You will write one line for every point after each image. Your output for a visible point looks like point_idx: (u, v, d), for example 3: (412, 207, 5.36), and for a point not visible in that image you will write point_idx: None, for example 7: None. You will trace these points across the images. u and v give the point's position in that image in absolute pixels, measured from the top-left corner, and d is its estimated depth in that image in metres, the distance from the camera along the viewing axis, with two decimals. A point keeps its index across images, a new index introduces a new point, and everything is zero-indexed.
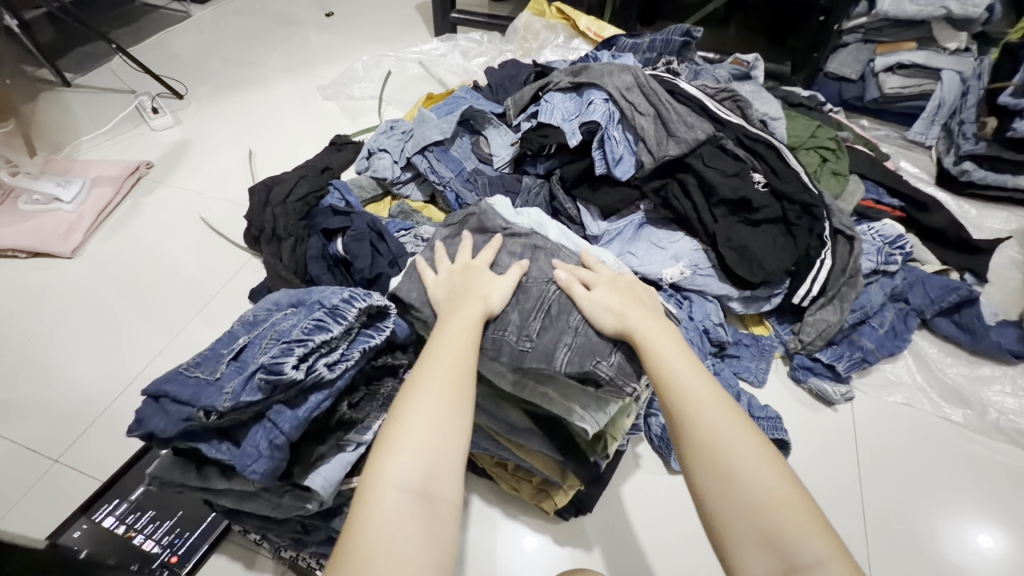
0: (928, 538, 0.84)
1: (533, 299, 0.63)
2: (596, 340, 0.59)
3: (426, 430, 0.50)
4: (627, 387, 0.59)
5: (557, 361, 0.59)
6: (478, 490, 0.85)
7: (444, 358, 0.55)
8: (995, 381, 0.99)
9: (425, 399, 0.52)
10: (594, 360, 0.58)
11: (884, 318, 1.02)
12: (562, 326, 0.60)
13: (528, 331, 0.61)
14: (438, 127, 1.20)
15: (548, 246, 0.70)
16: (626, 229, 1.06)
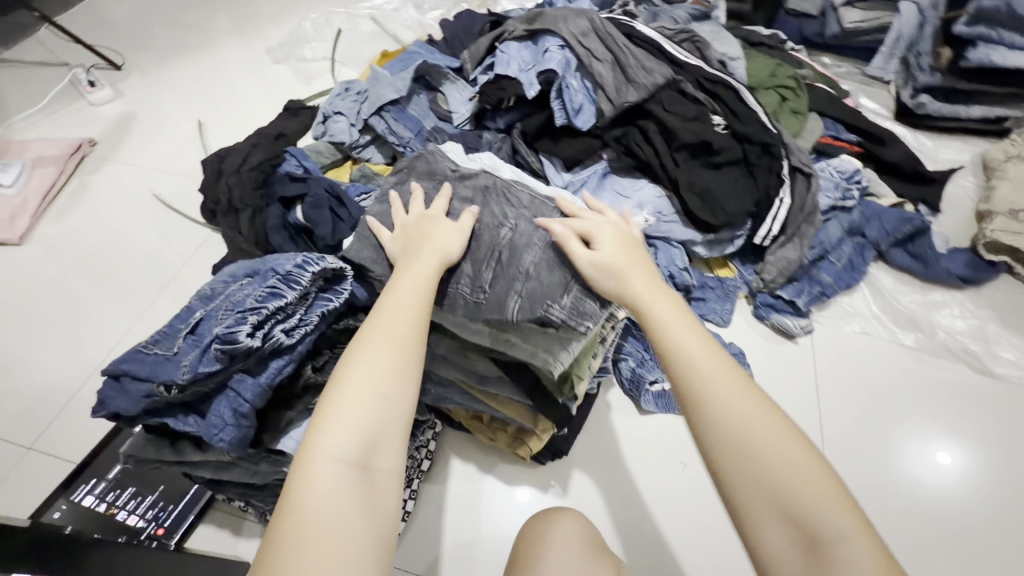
0: (881, 451, 0.91)
1: (486, 247, 0.64)
2: (547, 283, 0.60)
3: (369, 399, 0.50)
4: (581, 327, 0.60)
5: (509, 309, 0.60)
6: (457, 442, 0.88)
7: (391, 323, 0.55)
8: (944, 306, 1.04)
9: (370, 369, 0.52)
10: (547, 306, 0.59)
11: (841, 252, 1.05)
12: (514, 272, 0.61)
13: (481, 282, 0.62)
14: (392, 85, 1.16)
15: (500, 185, 0.69)
16: (590, 180, 1.04)
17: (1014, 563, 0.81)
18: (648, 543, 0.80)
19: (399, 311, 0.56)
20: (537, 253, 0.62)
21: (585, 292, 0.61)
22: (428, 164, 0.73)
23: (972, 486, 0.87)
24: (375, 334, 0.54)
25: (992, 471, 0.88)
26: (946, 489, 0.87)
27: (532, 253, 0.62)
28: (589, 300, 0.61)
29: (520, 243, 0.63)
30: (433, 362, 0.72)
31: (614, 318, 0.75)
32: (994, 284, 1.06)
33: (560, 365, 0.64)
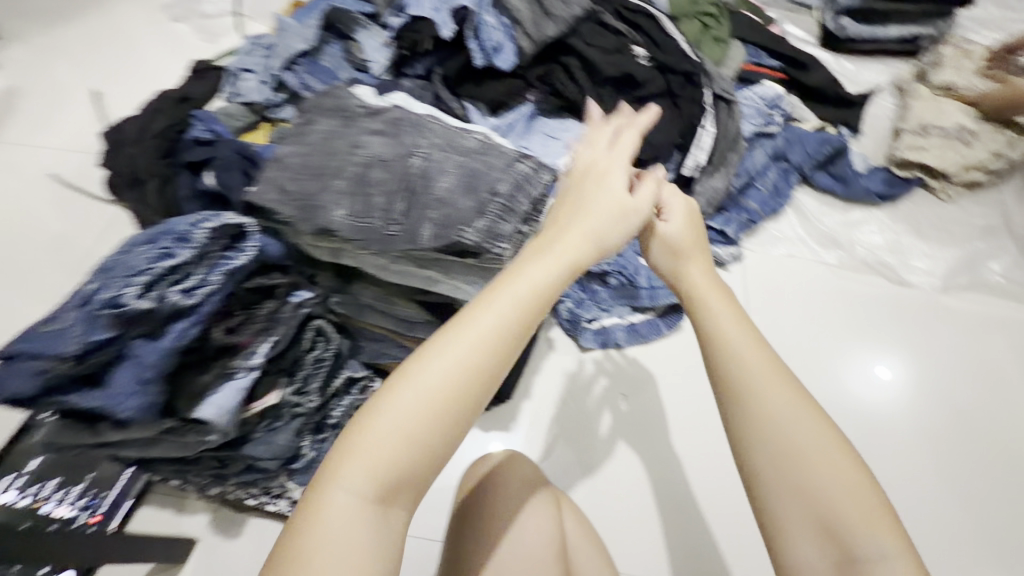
0: (810, 364, 0.96)
1: (397, 179, 0.58)
2: (461, 208, 0.54)
3: (412, 416, 0.41)
4: (496, 251, 0.54)
5: (421, 237, 0.53)
6: None
7: (470, 335, 0.44)
8: (863, 224, 1.09)
9: (432, 379, 0.42)
10: (459, 229, 0.52)
11: (766, 178, 1.07)
12: (425, 201, 0.55)
13: (392, 213, 0.56)
14: (300, 35, 1.08)
15: (413, 120, 0.64)
16: (517, 123, 1.02)
17: (922, 453, 0.89)
18: (594, 471, 0.85)
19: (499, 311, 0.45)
20: (451, 178, 0.56)
21: (503, 211, 0.54)
22: (335, 102, 0.68)
23: (888, 388, 0.94)
24: (465, 330, 0.44)
25: (904, 375, 0.96)
26: (866, 394, 0.94)
27: (445, 179, 0.56)
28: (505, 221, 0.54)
29: (433, 170, 0.58)
30: (359, 310, 0.70)
31: None
32: (907, 199, 1.11)
33: None
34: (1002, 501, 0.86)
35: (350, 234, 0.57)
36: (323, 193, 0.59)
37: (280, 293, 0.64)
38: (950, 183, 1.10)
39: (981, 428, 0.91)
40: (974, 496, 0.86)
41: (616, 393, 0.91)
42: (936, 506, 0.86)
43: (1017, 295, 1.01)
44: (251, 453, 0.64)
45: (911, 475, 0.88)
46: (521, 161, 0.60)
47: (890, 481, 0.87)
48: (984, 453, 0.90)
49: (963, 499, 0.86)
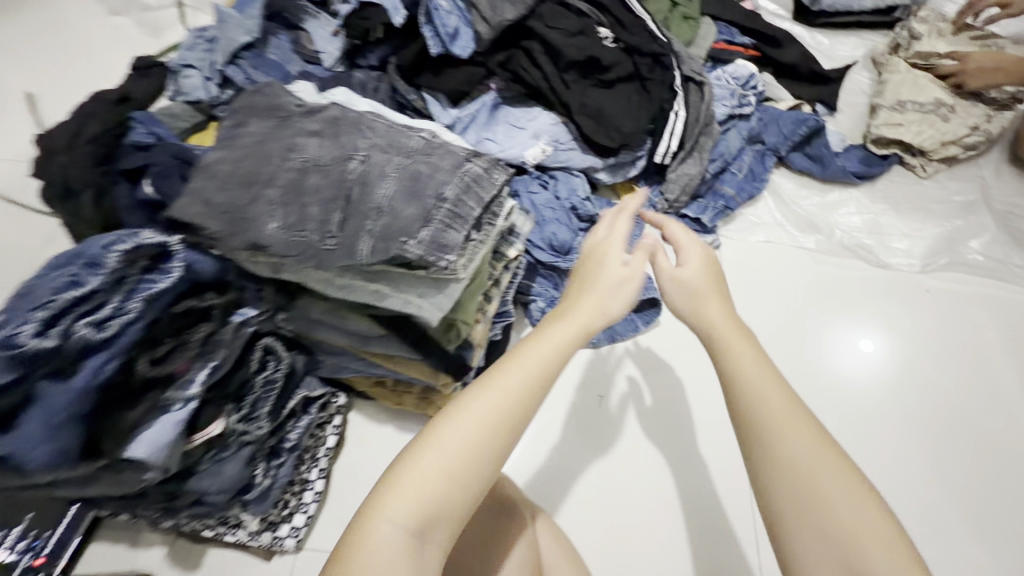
0: (793, 354, 0.94)
1: (332, 186, 0.52)
2: (403, 216, 0.49)
3: (453, 453, 0.46)
4: (443, 263, 0.49)
5: (360, 251, 0.49)
6: (365, 412, 0.84)
7: (500, 390, 0.48)
8: (841, 205, 1.06)
9: (472, 421, 0.47)
10: (400, 242, 0.48)
11: (742, 162, 1.04)
12: (364, 209, 0.50)
13: (329, 225, 0.50)
14: (242, 26, 1.01)
15: (352, 118, 0.59)
16: (480, 114, 0.97)
17: (905, 439, 0.88)
18: (572, 478, 0.83)
19: (537, 364, 0.50)
20: (393, 183, 0.51)
21: (450, 219, 0.50)
22: (267, 101, 0.62)
23: (870, 359, 0.94)
24: (507, 379, 0.49)
25: (887, 359, 0.94)
26: (847, 367, 0.93)
27: (386, 184, 0.51)
28: (452, 229, 0.50)
29: (373, 174, 0.52)
30: (311, 327, 0.65)
31: (505, 258, 0.71)
32: (885, 178, 1.08)
33: (440, 313, 0.55)
34: (987, 483, 0.85)
35: (286, 249, 0.52)
36: (255, 204, 0.54)
37: (217, 315, 0.58)
38: (929, 159, 1.07)
39: (965, 410, 0.90)
40: (958, 482, 0.85)
41: (592, 394, 0.88)
42: (921, 492, 0.84)
43: (998, 272, 0.99)
44: (197, 487, 0.60)
45: (895, 462, 0.86)
46: (471, 160, 0.54)
47: (873, 469, 0.85)
48: (969, 435, 0.88)
49: (947, 484, 0.85)
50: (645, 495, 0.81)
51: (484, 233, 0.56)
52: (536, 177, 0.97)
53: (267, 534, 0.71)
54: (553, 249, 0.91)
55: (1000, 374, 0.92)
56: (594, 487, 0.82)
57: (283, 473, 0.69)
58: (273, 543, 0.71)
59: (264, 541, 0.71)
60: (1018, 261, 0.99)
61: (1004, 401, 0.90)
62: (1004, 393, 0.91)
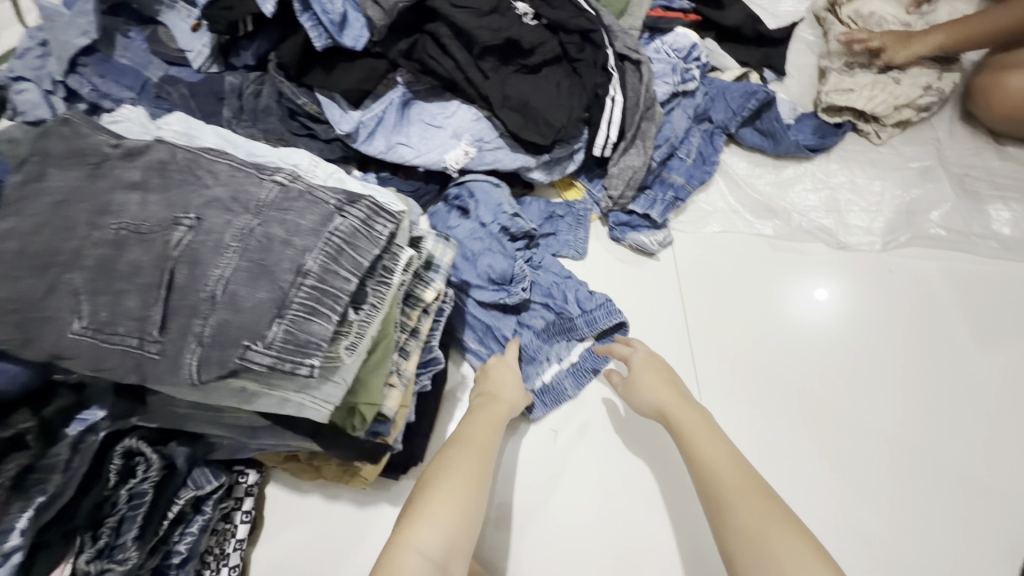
0: (764, 356, 0.86)
1: (150, 270, 0.39)
2: (246, 310, 0.36)
3: (457, 482, 0.61)
4: (308, 366, 0.37)
5: (187, 366, 0.36)
6: (287, 485, 0.72)
7: (471, 445, 0.65)
8: (796, 182, 0.98)
9: (463, 467, 0.63)
10: (241, 348, 0.36)
11: (690, 146, 0.93)
12: (191, 304, 0.37)
13: (149, 325, 0.37)
14: (76, 24, 0.81)
15: (184, 160, 0.45)
16: (387, 115, 0.83)
17: (889, 437, 0.81)
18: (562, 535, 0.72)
19: (492, 406, 0.71)
20: (229, 261, 0.38)
21: (312, 304, 0.38)
22: (69, 144, 0.46)
23: (826, 306, 0.89)
24: (476, 421, 0.69)
25: (865, 349, 0.86)
26: (804, 314, 0.88)
27: (220, 264, 0.38)
28: (316, 319, 0.37)
29: (205, 249, 0.38)
30: (183, 421, 0.53)
31: (420, 302, 0.60)
32: (840, 149, 1.00)
33: (328, 407, 0.44)
34: (980, 476, 0.78)
35: (98, 358, 0.39)
36: (53, 296, 0.40)
37: (36, 441, 0.45)
38: (882, 125, 1.00)
39: (948, 398, 0.83)
40: (946, 474, 0.78)
41: (546, 429, 0.78)
42: (908, 491, 0.78)
43: (959, 243, 0.94)
44: None
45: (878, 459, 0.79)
46: (344, 211, 0.41)
47: (856, 473, 0.79)
48: (953, 424, 0.82)
49: (936, 472, 0.79)
50: (630, 541, 0.72)
51: (372, 300, 0.44)
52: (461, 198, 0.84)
53: None
54: (495, 282, 0.80)
55: (976, 353, 0.86)
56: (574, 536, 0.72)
57: None
58: None
59: None
60: (977, 229, 0.94)
61: (985, 382, 0.84)
62: (985, 374, 0.85)
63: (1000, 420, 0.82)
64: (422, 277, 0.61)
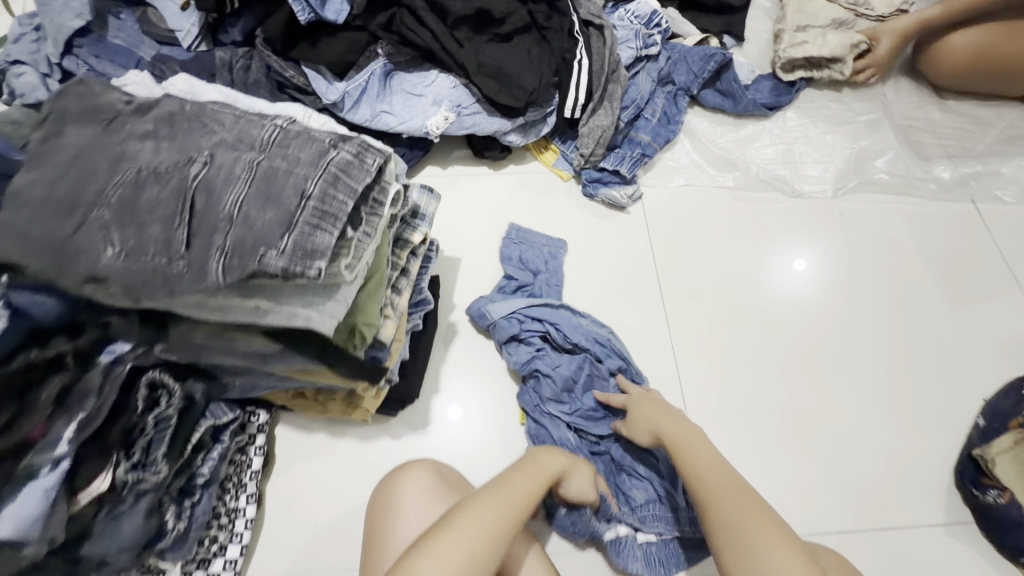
0: (734, 310, 0.92)
1: (172, 198, 0.45)
2: (259, 224, 0.42)
3: (477, 522, 0.57)
4: (315, 270, 0.43)
5: (211, 272, 0.42)
6: (294, 424, 0.79)
7: (504, 495, 0.61)
8: (755, 139, 1.05)
9: (487, 511, 0.58)
10: (258, 254, 0.42)
11: (655, 106, 1.00)
12: (211, 222, 0.43)
13: (175, 244, 0.43)
14: (70, 7, 0.86)
15: (193, 111, 0.50)
16: (370, 85, 0.88)
17: (849, 365, 0.88)
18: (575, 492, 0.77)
19: (539, 467, 0.66)
20: (242, 187, 0.44)
21: (316, 219, 0.44)
22: (84, 103, 0.51)
23: (803, 276, 0.95)
24: (523, 472, 0.65)
25: (838, 302, 0.93)
26: (786, 285, 0.94)
27: (234, 190, 0.44)
28: (320, 231, 0.44)
29: (219, 179, 0.44)
30: (199, 353, 0.58)
31: (408, 244, 0.67)
32: (794, 107, 1.08)
33: (333, 321, 0.50)
34: (937, 397, 0.85)
35: (130, 279, 0.45)
36: (83, 231, 0.45)
37: (73, 362, 0.51)
38: (844, 63, 1.05)
39: (902, 329, 0.91)
40: (906, 394, 0.86)
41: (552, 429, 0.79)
42: (870, 412, 0.85)
43: (904, 188, 1.02)
44: (95, 547, 0.54)
45: (840, 385, 0.87)
46: (338, 147, 0.48)
47: (818, 395, 0.86)
48: (908, 353, 0.89)
49: (904, 396, 0.86)
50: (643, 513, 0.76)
51: (366, 225, 0.50)
52: (538, 321, 0.83)
53: (198, 573, 0.66)
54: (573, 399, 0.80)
55: (946, 308, 0.93)
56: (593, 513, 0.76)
57: (200, 511, 0.63)
58: None
59: None
60: (919, 175, 1.03)
61: (932, 313, 0.92)
62: (934, 307, 0.93)
63: (948, 344, 0.90)
64: (409, 223, 0.68)
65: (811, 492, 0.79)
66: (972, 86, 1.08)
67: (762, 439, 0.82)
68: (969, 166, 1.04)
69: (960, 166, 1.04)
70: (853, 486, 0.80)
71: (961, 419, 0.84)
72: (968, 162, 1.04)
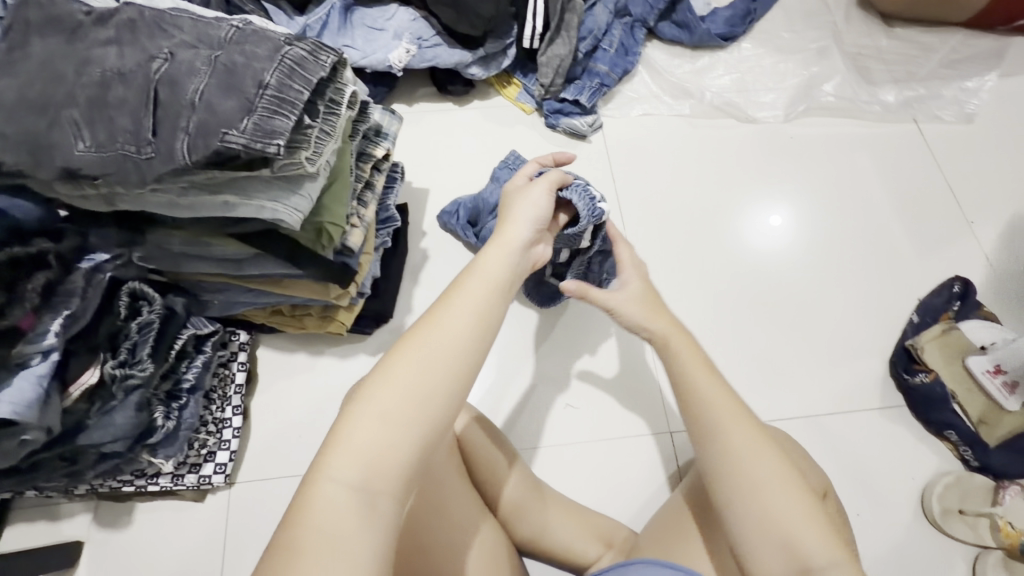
0: (691, 252, 0.95)
1: (138, 90, 0.47)
2: (221, 108, 0.46)
3: (404, 383, 0.40)
4: (274, 151, 0.47)
5: (178, 153, 0.46)
6: (276, 345, 0.83)
7: (444, 331, 0.42)
8: (711, 69, 1.09)
9: (418, 361, 0.41)
10: (221, 135, 0.46)
11: (612, 38, 1.03)
12: (176, 107, 0.46)
13: (143, 132, 0.47)
14: None
15: (151, 16, 0.52)
16: (331, 19, 0.90)
17: (799, 275, 0.94)
18: (550, 405, 0.82)
19: (491, 281, 0.46)
20: (204, 77, 0.47)
21: (275, 106, 0.48)
22: (44, 12, 0.52)
23: (780, 233, 0.98)
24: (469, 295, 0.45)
25: (802, 242, 0.97)
26: (762, 245, 0.96)
27: (196, 80, 0.47)
28: (279, 116, 0.47)
29: (181, 72, 0.47)
30: (179, 261, 0.63)
31: (371, 158, 0.70)
32: (747, 38, 1.12)
33: (298, 215, 0.54)
34: (878, 302, 0.92)
35: (105, 169, 0.48)
36: (56, 128, 0.48)
37: (56, 263, 0.54)
38: None
39: (848, 240, 0.97)
40: (853, 301, 0.92)
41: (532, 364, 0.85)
42: (818, 317, 0.91)
43: (851, 110, 1.08)
44: (93, 439, 0.59)
45: (789, 293, 0.92)
46: (291, 44, 0.50)
47: (771, 303, 0.92)
48: (852, 262, 0.95)
49: (851, 304, 0.92)
50: (620, 428, 0.81)
51: (324, 121, 0.53)
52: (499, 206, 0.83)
53: (191, 475, 0.72)
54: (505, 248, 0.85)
55: (897, 241, 0.97)
56: (570, 427, 0.81)
57: (187, 414, 0.68)
58: (200, 482, 0.72)
59: (190, 483, 0.72)
60: (864, 98, 1.08)
61: (876, 226, 0.98)
62: (878, 219, 0.99)
63: (890, 251, 0.96)
64: (372, 139, 0.71)
65: (761, 388, 0.86)
66: (916, 12, 1.13)
67: (715, 344, 0.88)
68: (913, 89, 1.09)
69: (905, 89, 1.09)
70: (802, 381, 0.86)
71: (898, 318, 0.91)
72: (912, 85, 1.09)
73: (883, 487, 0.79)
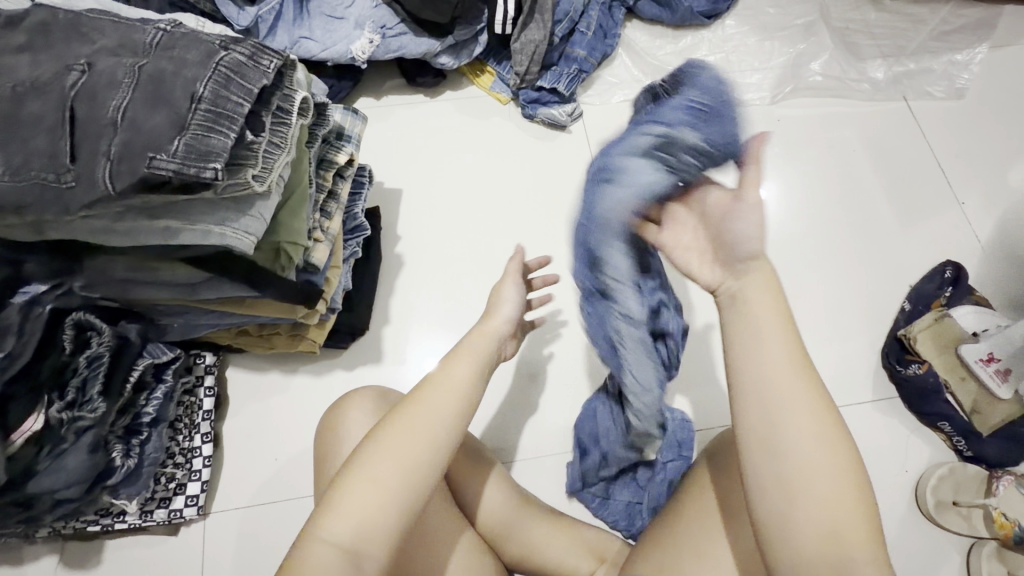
0: None
1: (52, 108, 0.42)
2: (148, 127, 0.41)
3: (394, 455, 0.39)
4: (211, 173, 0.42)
5: (103, 181, 0.41)
6: (246, 365, 0.78)
7: (433, 402, 0.41)
8: (694, 49, 1.04)
9: (406, 434, 0.40)
10: (149, 158, 0.41)
11: (590, 20, 0.97)
12: (97, 128, 0.41)
13: (61, 157, 0.41)
14: None
15: (65, 19, 0.46)
16: (285, 8, 0.83)
17: (791, 265, 0.91)
18: (539, 414, 0.79)
19: (475, 357, 0.45)
20: (128, 92, 0.42)
21: (210, 122, 0.43)
22: None
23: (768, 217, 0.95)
24: (458, 366, 0.44)
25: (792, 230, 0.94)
26: None
27: (119, 95, 0.42)
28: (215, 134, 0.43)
29: (101, 86, 0.42)
30: (124, 289, 0.57)
31: (334, 164, 0.65)
32: (731, 14, 1.06)
33: (250, 238, 0.49)
34: (870, 291, 0.90)
35: (22, 198, 0.42)
36: None
37: None
38: None
39: (837, 225, 0.94)
40: (844, 290, 0.90)
41: (518, 372, 0.81)
42: (809, 310, 0.88)
43: (839, 90, 1.04)
44: (42, 486, 0.54)
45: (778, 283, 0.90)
46: (229, 49, 0.45)
47: None
48: (843, 250, 0.92)
49: (841, 292, 0.90)
50: None
51: (270, 134, 0.48)
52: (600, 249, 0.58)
53: (161, 510, 0.68)
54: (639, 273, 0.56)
55: (893, 226, 0.94)
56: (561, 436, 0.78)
57: (149, 450, 0.63)
58: (170, 517, 0.68)
59: (160, 518, 0.68)
60: (853, 77, 1.04)
61: (867, 209, 0.96)
62: (869, 202, 0.96)
63: (882, 235, 0.94)
64: (333, 143, 0.66)
65: None
66: None
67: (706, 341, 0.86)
68: (902, 64, 1.05)
69: (894, 65, 1.05)
70: None
71: (890, 305, 0.89)
72: (903, 60, 1.05)
73: (878, 483, 0.78)
